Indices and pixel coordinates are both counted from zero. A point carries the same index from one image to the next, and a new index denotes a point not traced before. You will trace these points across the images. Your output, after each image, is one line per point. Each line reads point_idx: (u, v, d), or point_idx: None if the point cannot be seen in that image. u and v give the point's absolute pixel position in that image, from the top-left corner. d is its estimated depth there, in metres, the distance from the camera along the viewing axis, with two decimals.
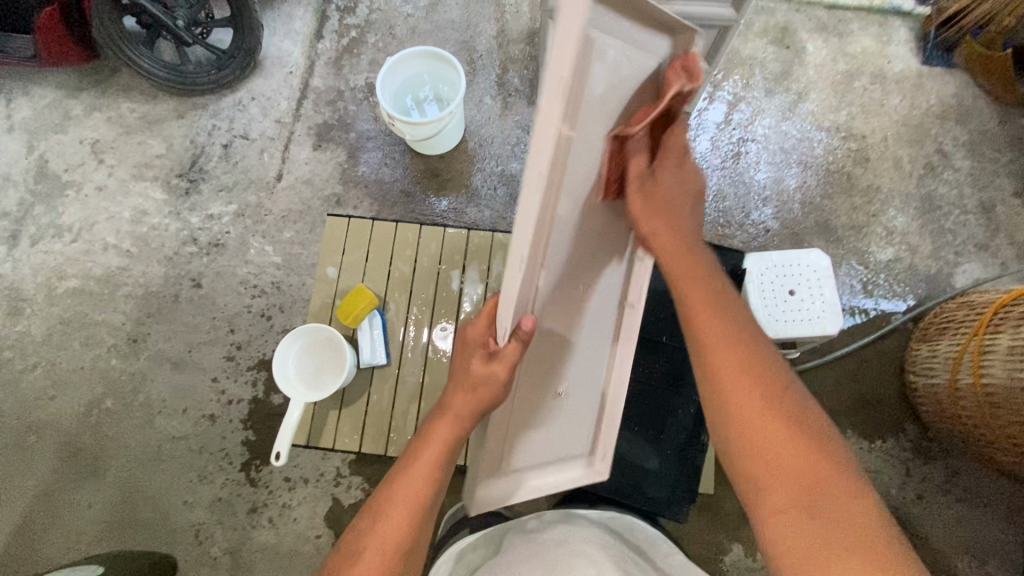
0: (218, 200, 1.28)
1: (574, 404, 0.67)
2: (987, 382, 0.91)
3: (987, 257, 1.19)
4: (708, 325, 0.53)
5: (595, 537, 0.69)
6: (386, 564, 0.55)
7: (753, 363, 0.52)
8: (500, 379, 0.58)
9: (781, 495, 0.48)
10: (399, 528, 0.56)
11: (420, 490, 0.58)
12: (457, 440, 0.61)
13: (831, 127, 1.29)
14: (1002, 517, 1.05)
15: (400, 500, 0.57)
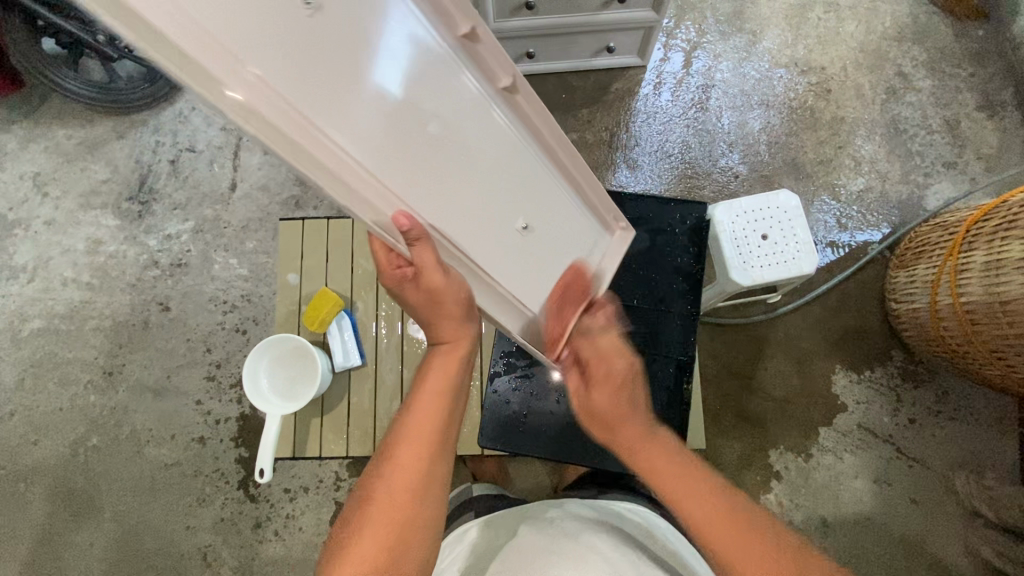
0: (174, 218, 1.24)
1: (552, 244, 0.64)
2: (965, 301, 0.91)
3: (958, 174, 1.18)
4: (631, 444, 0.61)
5: (605, 529, 0.64)
6: (410, 494, 0.52)
7: (674, 456, 0.59)
8: (443, 287, 0.52)
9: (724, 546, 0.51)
10: (411, 473, 0.52)
11: (430, 427, 0.55)
12: (459, 374, 0.59)
13: (789, 62, 1.26)
14: (993, 430, 1.07)
15: (407, 436, 0.54)
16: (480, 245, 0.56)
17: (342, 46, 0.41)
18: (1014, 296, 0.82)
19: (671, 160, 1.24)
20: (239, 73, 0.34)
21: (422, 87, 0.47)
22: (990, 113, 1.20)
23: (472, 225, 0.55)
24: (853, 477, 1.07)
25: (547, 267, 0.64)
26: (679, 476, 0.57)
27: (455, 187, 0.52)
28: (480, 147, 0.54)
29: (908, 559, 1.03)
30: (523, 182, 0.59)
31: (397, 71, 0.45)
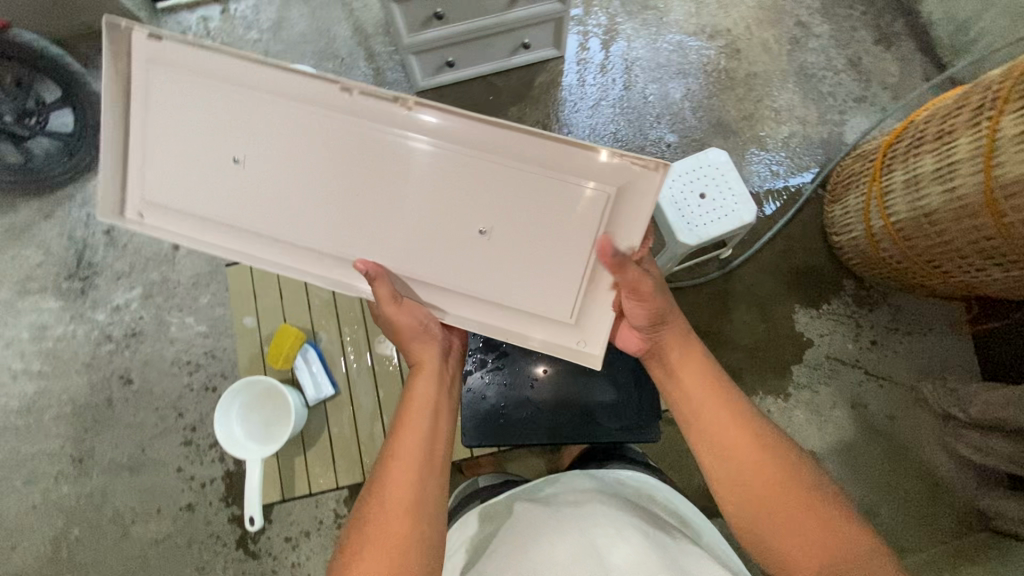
0: (120, 287, 1.20)
1: (547, 234, 0.62)
2: (895, 219, 0.96)
3: (868, 107, 1.26)
4: (670, 345, 0.68)
5: (607, 495, 0.64)
6: (406, 513, 0.55)
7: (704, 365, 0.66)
8: (399, 319, 0.65)
9: (720, 433, 0.62)
10: (402, 495, 0.56)
11: (417, 446, 0.59)
12: (437, 399, 0.64)
13: (696, 30, 1.31)
14: (947, 334, 1.13)
15: (398, 450, 0.59)
16: (430, 257, 0.64)
17: (260, 170, 0.63)
18: (935, 207, 0.88)
19: (605, 141, 1.27)
20: (224, 235, 0.65)
21: (316, 160, 0.62)
22: (886, 45, 1.28)
23: (424, 243, 0.64)
24: (832, 407, 1.11)
25: (542, 258, 0.63)
26: (701, 379, 0.65)
27: (383, 221, 0.63)
28: (397, 178, 0.62)
29: (893, 470, 1.09)
30: (472, 184, 0.61)
31: (288, 163, 0.62)
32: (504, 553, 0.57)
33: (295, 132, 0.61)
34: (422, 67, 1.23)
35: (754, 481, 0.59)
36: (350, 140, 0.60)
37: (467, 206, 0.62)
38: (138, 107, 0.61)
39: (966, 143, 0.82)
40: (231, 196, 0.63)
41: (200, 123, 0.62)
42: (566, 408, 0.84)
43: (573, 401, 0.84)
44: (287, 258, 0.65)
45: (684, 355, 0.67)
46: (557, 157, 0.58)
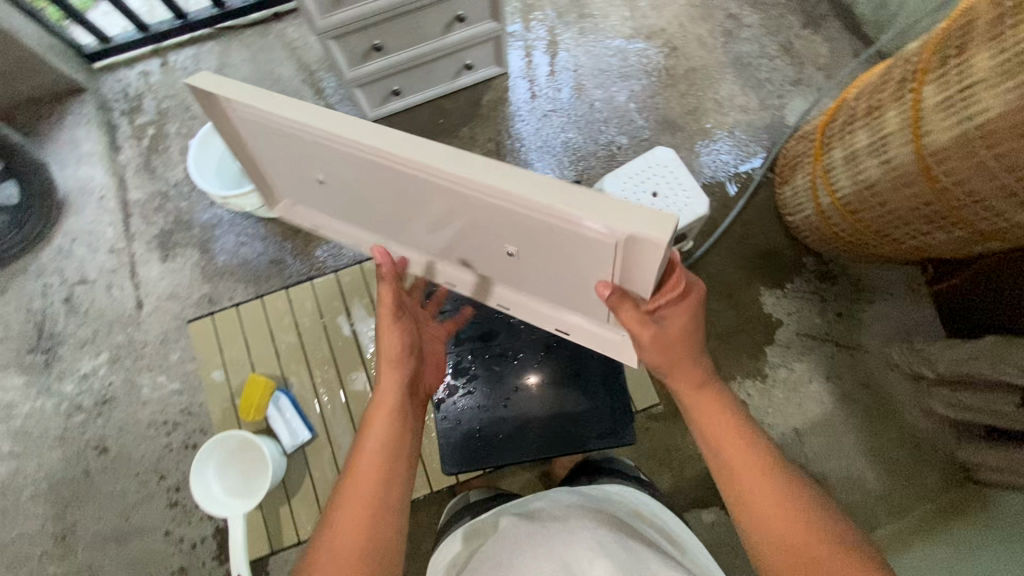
0: (86, 354, 1.18)
1: (574, 268, 0.62)
2: (841, 194, 1.00)
3: (805, 88, 1.30)
4: (696, 398, 0.64)
5: (591, 509, 0.65)
6: (357, 545, 0.55)
7: (730, 416, 0.63)
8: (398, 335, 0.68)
9: (755, 493, 0.58)
10: (353, 528, 0.56)
11: (373, 476, 0.59)
12: (398, 428, 0.63)
13: (633, 32, 1.35)
14: (908, 297, 1.17)
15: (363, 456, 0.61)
16: (490, 263, 0.72)
17: (342, 191, 0.70)
18: (874, 178, 0.91)
19: (557, 150, 1.29)
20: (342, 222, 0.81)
21: (376, 195, 0.66)
22: (814, 28, 1.33)
23: (482, 256, 0.71)
24: (809, 381, 1.14)
25: (578, 282, 0.65)
26: (729, 432, 0.62)
27: (445, 236, 0.70)
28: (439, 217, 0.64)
29: (876, 435, 1.12)
30: (495, 226, 0.59)
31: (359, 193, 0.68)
32: (491, 565, 0.57)
33: (349, 173, 0.63)
34: (369, 98, 1.23)
35: (798, 550, 0.54)
36: (389, 186, 0.61)
37: (499, 240, 0.63)
38: (232, 130, 0.67)
39: (894, 115, 0.85)
40: (331, 199, 0.75)
41: (285, 155, 0.67)
42: (544, 419, 0.85)
43: (548, 412, 0.85)
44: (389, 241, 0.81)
45: (709, 406, 0.64)
46: (562, 215, 0.50)
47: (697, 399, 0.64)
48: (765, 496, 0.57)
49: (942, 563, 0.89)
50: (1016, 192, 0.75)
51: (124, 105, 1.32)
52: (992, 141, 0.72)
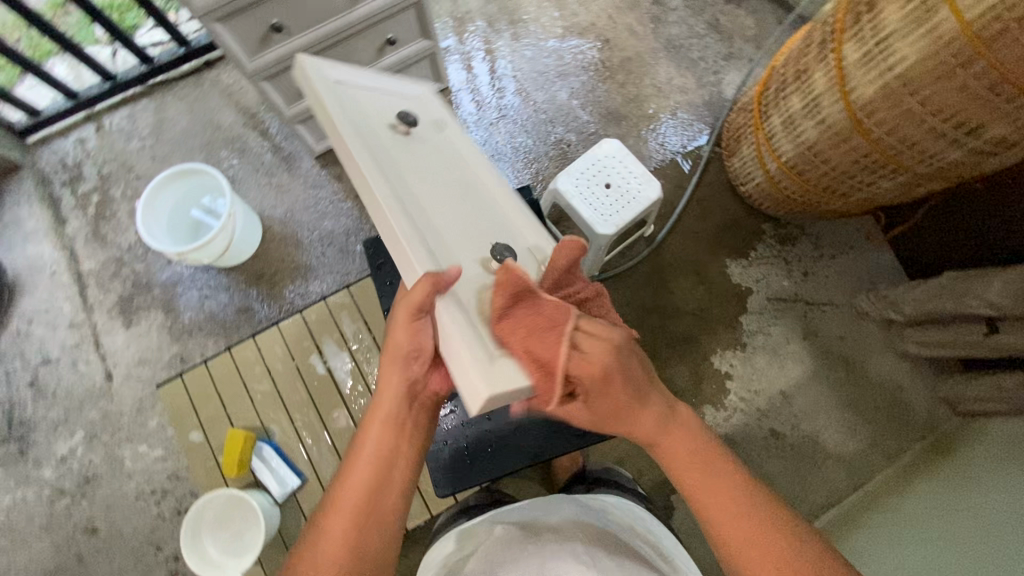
0: (61, 436, 1.14)
1: None
2: (786, 157, 1.02)
3: (737, 62, 1.33)
4: (671, 441, 0.57)
5: (588, 521, 0.66)
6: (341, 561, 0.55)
7: (704, 451, 0.57)
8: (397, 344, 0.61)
9: (746, 540, 0.53)
10: (340, 545, 0.56)
11: (361, 493, 0.59)
12: (392, 443, 0.61)
13: (564, 31, 1.37)
14: (867, 247, 1.20)
15: (357, 462, 0.60)
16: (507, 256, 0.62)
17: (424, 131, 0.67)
18: (813, 139, 0.94)
19: (508, 156, 1.30)
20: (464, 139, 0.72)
21: None
22: (737, 3, 1.37)
23: None
24: (787, 343, 1.16)
25: None
26: (708, 472, 0.56)
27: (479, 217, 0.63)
28: None
29: (859, 386, 1.14)
30: None
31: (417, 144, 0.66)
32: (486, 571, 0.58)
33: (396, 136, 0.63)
34: (313, 133, 1.23)
35: None
36: None
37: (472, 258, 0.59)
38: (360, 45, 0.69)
39: (821, 76, 0.88)
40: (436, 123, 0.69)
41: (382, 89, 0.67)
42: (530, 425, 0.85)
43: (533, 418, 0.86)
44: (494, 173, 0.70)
45: (683, 446, 0.57)
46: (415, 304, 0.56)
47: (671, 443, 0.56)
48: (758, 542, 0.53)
49: (951, 512, 0.90)
50: (945, 133, 0.76)
51: (64, 176, 1.29)
52: (915, 89, 0.74)
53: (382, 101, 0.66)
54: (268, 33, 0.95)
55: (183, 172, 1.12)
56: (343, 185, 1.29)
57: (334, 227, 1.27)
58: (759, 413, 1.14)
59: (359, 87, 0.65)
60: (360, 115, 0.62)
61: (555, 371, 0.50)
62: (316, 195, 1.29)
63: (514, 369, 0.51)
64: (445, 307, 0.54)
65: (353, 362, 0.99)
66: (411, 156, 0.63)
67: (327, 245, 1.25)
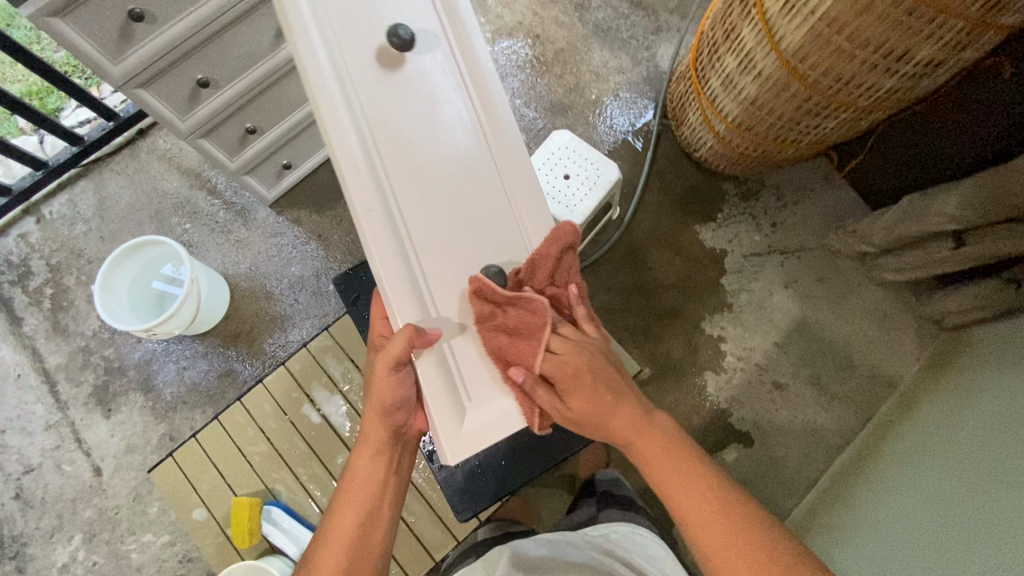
0: (59, 543, 1.09)
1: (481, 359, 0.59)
2: (731, 117, 1.03)
3: (667, 34, 1.35)
4: (642, 439, 0.58)
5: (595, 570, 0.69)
6: None
7: (674, 449, 0.58)
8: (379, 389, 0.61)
9: (714, 530, 0.55)
10: None
11: (350, 528, 0.62)
12: (379, 479, 0.65)
13: (493, 34, 1.37)
14: (825, 187, 1.23)
15: (350, 494, 0.64)
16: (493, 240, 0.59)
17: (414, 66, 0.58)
18: (753, 95, 0.95)
19: None
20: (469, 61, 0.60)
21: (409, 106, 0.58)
22: None
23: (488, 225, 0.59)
24: (770, 295, 1.18)
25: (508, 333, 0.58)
26: (677, 467, 0.57)
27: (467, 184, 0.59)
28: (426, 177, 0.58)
29: (847, 320, 1.16)
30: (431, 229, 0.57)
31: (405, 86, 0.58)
32: None
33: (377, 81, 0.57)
34: (262, 182, 1.20)
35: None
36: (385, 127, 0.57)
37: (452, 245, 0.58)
38: None
39: (750, 33, 0.89)
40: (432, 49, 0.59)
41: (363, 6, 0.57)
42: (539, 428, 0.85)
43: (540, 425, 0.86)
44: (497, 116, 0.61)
45: (655, 443, 0.58)
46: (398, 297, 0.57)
47: (642, 441, 0.58)
48: (725, 532, 0.55)
49: (955, 429, 0.93)
50: (877, 64, 0.78)
51: (11, 275, 1.23)
52: (840, 28, 0.76)
53: (376, 13, 0.57)
54: (196, 89, 0.92)
55: (137, 247, 1.07)
56: (304, 227, 1.27)
57: (302, 271, 1.24)
58: (758, 368, 1.15)
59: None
60: (342, 54, 0.57)
61: (533, 399, 0.56)
62: (278, 244, 1.26)
63: (508, 405, 0.58)
64: (424, 365, 0.57)
65: (348, 403, 0.97)
66: (398, 103, 0.57)
67: (299, 291, 1.23)
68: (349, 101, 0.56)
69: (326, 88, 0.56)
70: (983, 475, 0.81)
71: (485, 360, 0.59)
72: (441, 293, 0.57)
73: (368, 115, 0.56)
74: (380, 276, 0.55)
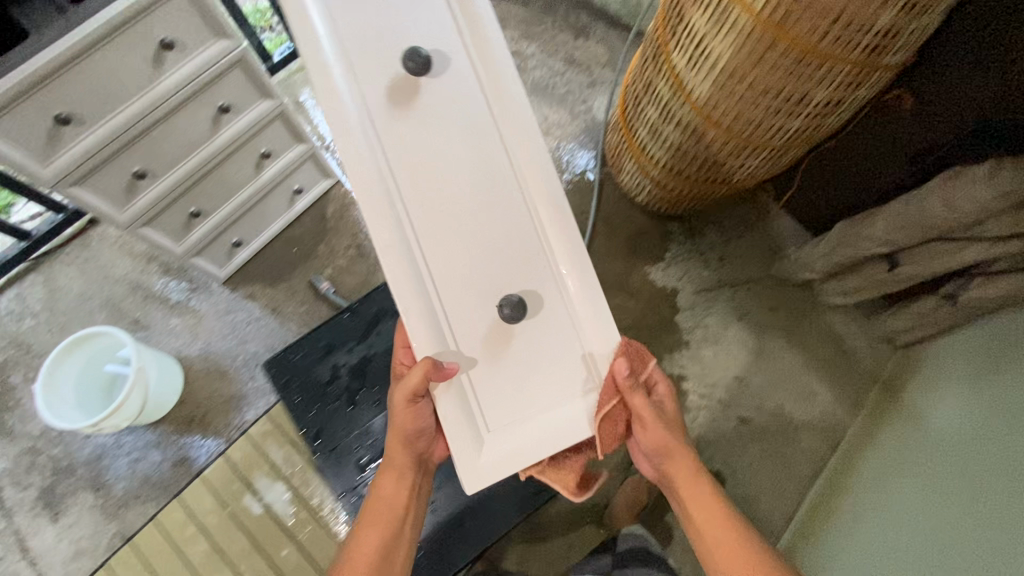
0: None
1: (512, 379, 0.62)
2: (663, 163, 1.07)
3: (601, 87, 1.42)
4: (680, 475, 0.71)
5: None
6: None
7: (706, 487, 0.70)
8: (401, 416, 0.67)
9: (728, 553, 0.66)
10: None
11: (369, 553, 0.67)
12: (400, 503, 0.70)
13: None
14: (766, 219, 1.26)
15: (371, 519, 0.69)
16: (513, 263, 0.62)
17: (435, 98, 0.60)
18: (678, 142, 0.99)
19: None
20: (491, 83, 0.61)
21: (430, 136, 0.60)
22: (585, 36, 1.46)
23: (510, 248, 0.62)
24: (725, 329, 1.19)
25: (535, 354, 0.62)
26: (706, 502, 0.69)
27: (488, 208, 0.61)
28: (446, 205, 0.61)
29: (804, 346, 1.17)
30: (453, 255, 0.61)
31: (425, 117, 0.60)
32: None
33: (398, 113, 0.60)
34: (213, 261, 1.21)
35: None
36: (404, 160, 0.60)
37: (473, 271, 0.61)
38: None
39: (664, 86, 0.94)
40: (454, 78, 0.61)
41: (382, 41, 0.60)
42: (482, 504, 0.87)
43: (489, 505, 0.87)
44: (522, 137, 0.62)
45: (691, 483, 0.70)
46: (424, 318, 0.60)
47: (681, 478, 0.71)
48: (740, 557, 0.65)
49: (929, 458, 0.92)
50: (781, 107, 0.82)
51: None
52: (741, 78, 0.80)
53: (396, 39, 0.60)
54: (133, 181, 0.94)
55: (85, 337, 1.05)
56: (258, 302, 1.26)
57: (257, 347, 1.23)
58: (722, 404, 1.14)
59: (363, 30, 0.59)
60: (359, 86, 0.59)
61: (622, 391, 0.62)
62: (231, 321, 1.24)
63: (574, 403, 0.62)
64: (442, 396, 0.60)
65: (293, 493, 0.96)
66: (419, 133, 0.60)
67: (255, 368, 1.21)
68: (369, 134, 0.59)
69: (345, 124, 0.59)
70: (962, 503, 0.81)
71: (503, 390, 0.62)
72: (461, 319, 0.61)
73: (386, 147, 0.60)
74: (400, 308, 0.59)
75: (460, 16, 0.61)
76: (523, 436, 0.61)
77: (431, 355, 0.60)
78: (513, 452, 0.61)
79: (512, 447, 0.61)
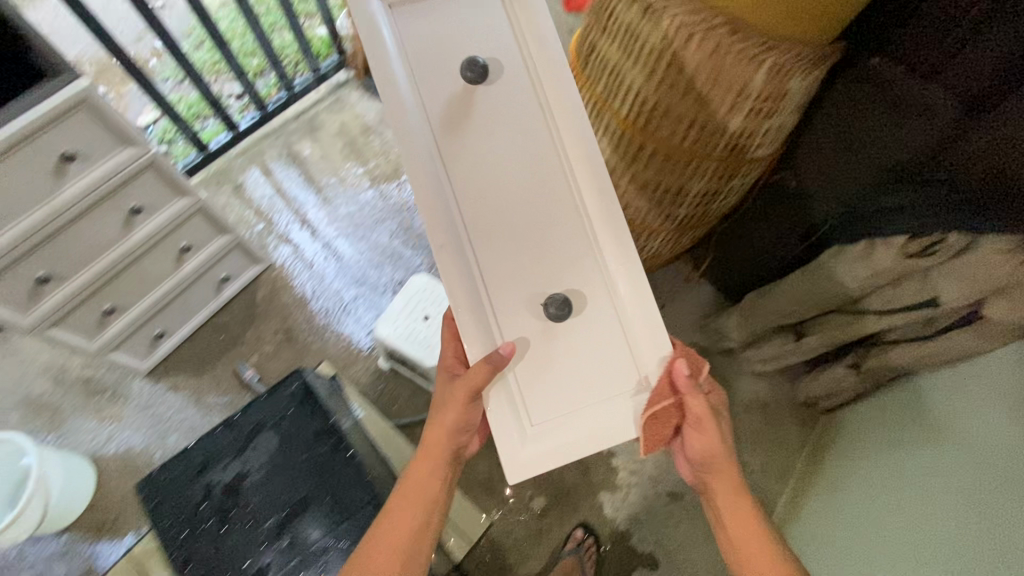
0: None
1: (563, 379, 0.59)
2: None
3: None
4: (721, 483, 0.67)
5: None
6: None
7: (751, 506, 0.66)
8: (451, 410, 0.65)
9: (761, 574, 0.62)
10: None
11: (393, 551, 0.64)
12: (436, 493, 0.68)
13: (370, 181, 1.46)
14: (689, 288, 1.29)
15: (406, 503, 0.67)
16: (562, 263, 0.60)
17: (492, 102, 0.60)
18: None
19: (349, 296, 1.34)
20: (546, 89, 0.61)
21: (486, 137, 0.60)
22: None
23: (561, 249, 0.60)
24: None
25: (584, 356, 0.60)
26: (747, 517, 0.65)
27: (539, 208, 0.60)
28: (497, 204, 0.60)
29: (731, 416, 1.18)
30: (503, 253, 0.59)
31: (482, 118, 0.60)
32: None
33: (454, 113, 0.60)
34: (134, 353, 1.19)
35: None
36: (457, 161, 0.60)
37: (525, 268, 0.60)
38: None
39: None
40: (513, 83, 0.61)
41: (444, 46, 0.60)
42: None
43: None
44: (577, 137, 0.61)
45: (734, 498, 0.66)
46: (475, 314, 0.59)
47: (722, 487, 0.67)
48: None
49: (846, 534, 0.90)
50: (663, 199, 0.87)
51: None
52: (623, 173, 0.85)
53: (459, 47, 0.60)
54: (37, 287, 0.93)
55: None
56: (181, 393, 1.23)
57: (177, 442, 1.20)
58: (653, 480, 1.13)
59: (427, 35, 0.59)
60: (419, 86, 0.59)
61: (681, 394, 0.60)
62: (151, 416, 1.21)
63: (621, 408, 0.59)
64: (494, 397, 0.59)
65: None
66: (475, 134, 0.60)
67: None
68: (426, 133, 0.59)
69: (404, 121, 0.58)
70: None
71: (553, 389, 0.59)
72: (510, 323, 0.59)
73: (441, 147, 0.59)
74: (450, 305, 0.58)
75: (521, 22, 0.61)
76: (570, 440, 0.59)
77: (484, 352, 0.58)
78: (561, 453, 0.58)
79: (559, 448, 0.59)
